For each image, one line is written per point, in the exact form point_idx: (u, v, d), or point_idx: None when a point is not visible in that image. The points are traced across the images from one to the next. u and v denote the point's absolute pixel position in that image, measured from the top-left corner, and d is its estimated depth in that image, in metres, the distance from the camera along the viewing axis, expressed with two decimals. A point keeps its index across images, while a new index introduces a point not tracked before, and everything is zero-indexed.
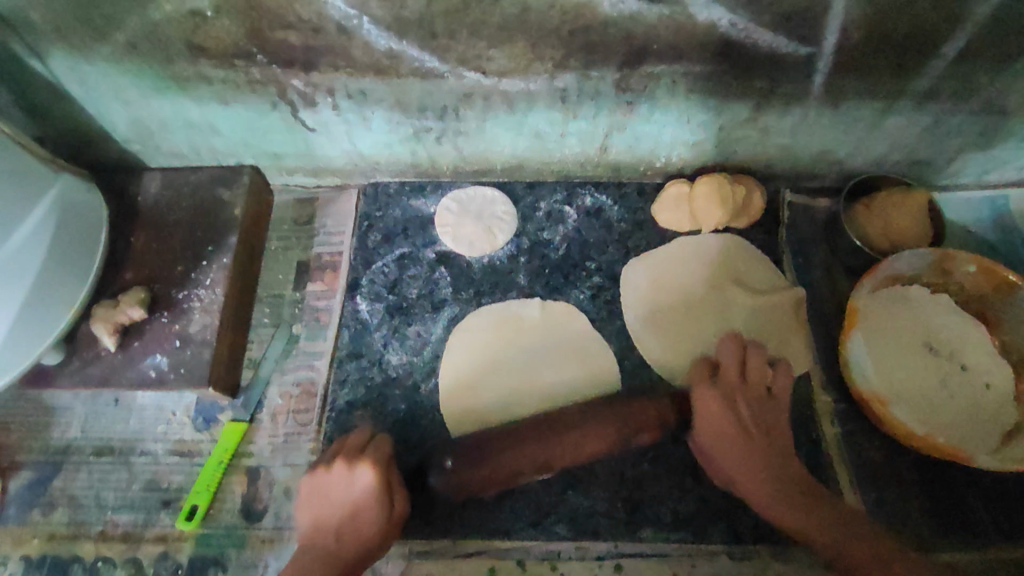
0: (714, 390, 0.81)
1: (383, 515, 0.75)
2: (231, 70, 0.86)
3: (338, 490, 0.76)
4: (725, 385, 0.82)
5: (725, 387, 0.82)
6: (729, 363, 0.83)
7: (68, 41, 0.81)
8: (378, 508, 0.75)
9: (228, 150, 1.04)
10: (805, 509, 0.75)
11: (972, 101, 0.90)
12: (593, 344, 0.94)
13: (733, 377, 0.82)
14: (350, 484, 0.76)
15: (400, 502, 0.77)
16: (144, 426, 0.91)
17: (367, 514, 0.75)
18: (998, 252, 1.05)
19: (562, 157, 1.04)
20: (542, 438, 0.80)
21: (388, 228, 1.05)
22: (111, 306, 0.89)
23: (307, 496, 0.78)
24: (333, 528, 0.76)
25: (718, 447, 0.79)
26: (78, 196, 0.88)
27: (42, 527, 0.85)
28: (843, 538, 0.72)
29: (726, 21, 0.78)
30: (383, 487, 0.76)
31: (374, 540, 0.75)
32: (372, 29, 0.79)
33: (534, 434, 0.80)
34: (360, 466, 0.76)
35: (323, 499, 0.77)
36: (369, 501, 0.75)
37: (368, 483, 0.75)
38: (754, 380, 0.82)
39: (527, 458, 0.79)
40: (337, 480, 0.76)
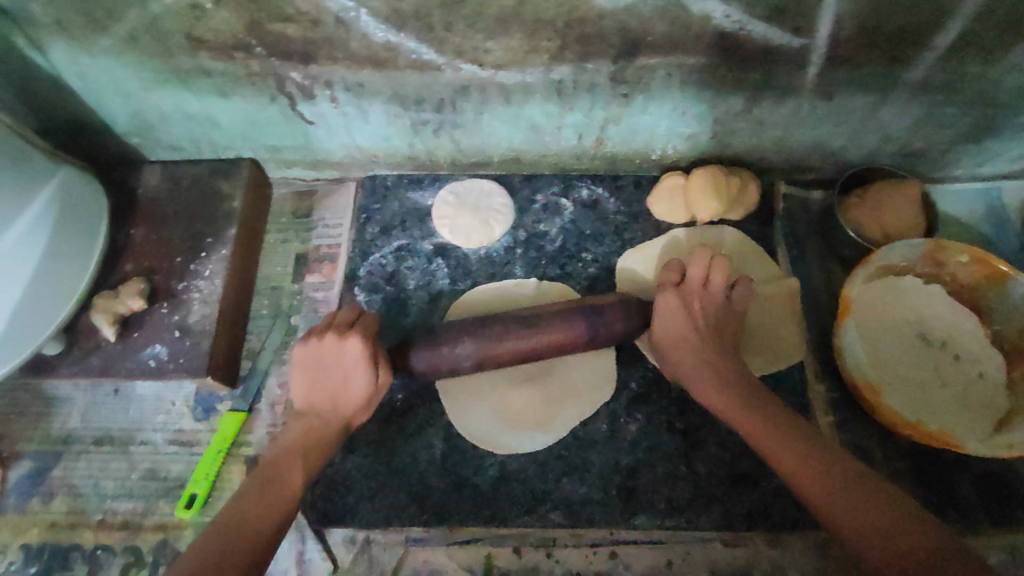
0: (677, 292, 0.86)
1: (368, 381, 0.78)
2: (230, 62, 0.87)
3: (329, 360, 0.79)
4: (686, 292, 0.87)
5: (689, 294, 0.87)
6: (694, 269, 0.88)
7: (68, 34, 0.82)
8: (365, 375, 0.78)
9: (227, 142, 1.04)
10: (786, 450, 0.72)
11: (964, 93, 0.91)
12: None
13: (697, 284, 0.87)
14: (340, 352, 0.78)
15: (383, 375, 0.81)
16: (143, 416, 0.91)
17: (354, 378, 0.78)
18: (992, 243, 1.06)
19: (559, 150, 1.05)
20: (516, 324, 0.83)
21: (386, 221, 1.05)
22: (111, 297, 0.89)
23: (299, 368, 0.81)
24: (324, 398, 0.79)
25: (678, 347, 0.84)
26: (78, 186, 0.89)
27: (42, 516, 0.86)
28: (822, 468, 0.70)
29: (720, 13, 0.79)
30: (366, 355, 0.78)
31: (358, 406, 0.79)
32: (369, 21, 0.80)
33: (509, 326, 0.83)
34: (353, 337, 0.78)
35: (315, 372, 0.79)
36: (357, 367, 0.78)
37: (357, 352, 0.78)
38: (715, 287, 0.87)
39: (501, 345, 0.82)
40: (329, 349, 0.79)
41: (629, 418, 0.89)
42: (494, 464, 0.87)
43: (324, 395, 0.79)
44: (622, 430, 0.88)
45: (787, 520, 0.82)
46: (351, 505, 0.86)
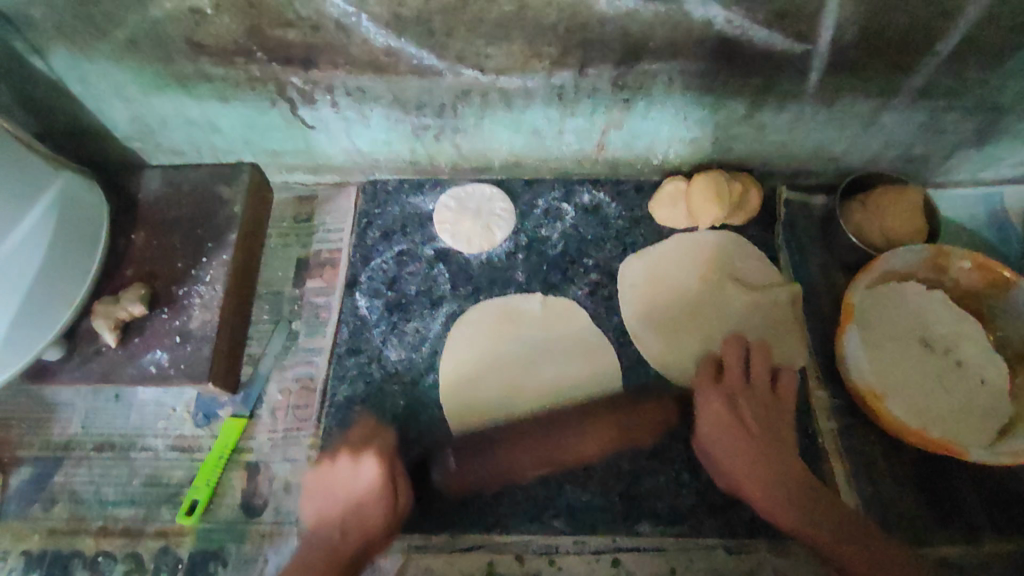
0: (716, 389, 0.83)
1: (386, 508, 0.78)
2: (230, 67, 0.86)
3: (344, 484, 0.79)
4: (729, 388, 0.83)
5: (728, 390, 0.83)
6: (732, 358, 0.85)
7: (69, 39, 0.82)
8: (382, 505, 0.77)
9: (228, 147, 1.04)
10: (846, 544, 0.73)
11: (966, 97, 0.91)
12: (592, 340, 0.95)
13: (738, 376, 0.84)
14: (355, 476, 0.79)
15: (403, 498, 0.80)
16: (144, 422, 0.91)
17: (370, 505, 0.78)
18: (993, 249, 1.06)
19: (560, 155, 1.05)
20: (539, 439, 0.84)
21: (387, 226, 1.05)
22: (112, 302, 0.89)
23: (314, 489, 0.80)
24: (338, 523, 0.78)
25: (721, 448, 0.80)
26: (80, 192, 0.88)
27: (43, 522, 0.86)
28: (879, 574, 0.71)
29: (722, 18, 0.79)
30: (386, 481, 0.78)
31: (379, 532, 0.77)
32: (370, 26, 0.80)
33: (532, 437, 0.84)
34: (366, 460, 0.79)
35: (326, 494, 0.79)
36: (372, 492, 0.77)
37: (372, 476, 0.78)
38: (757, 383, 0.84)
39: (525, 458, 0.83)
40: (343, 473, 0.79)
41: None
42: None
43: (341, 520, 0.78)
44: None
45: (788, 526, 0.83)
46: None
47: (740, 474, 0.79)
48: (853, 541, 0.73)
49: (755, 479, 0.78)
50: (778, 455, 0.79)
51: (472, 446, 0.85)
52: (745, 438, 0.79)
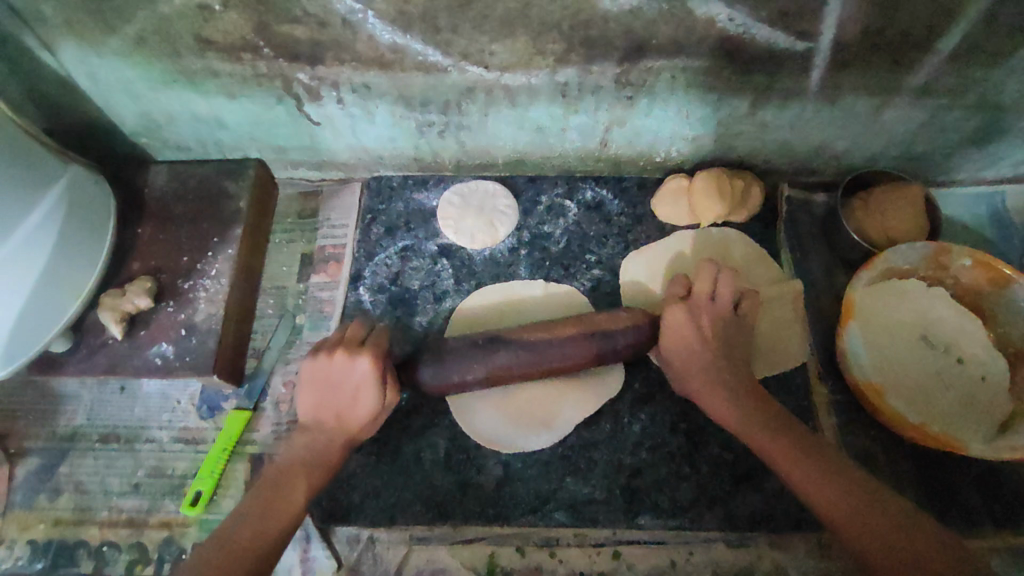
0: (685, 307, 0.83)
1: (378, 400, 0.77)
2: (238, 63, 0.87)
3: (338, 375, 0.78)
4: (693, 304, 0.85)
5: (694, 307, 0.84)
6: (700, 284, 0.86)
7: (78, 35, 0.83)
8: (372, 400, 0.77)
9: (234, 143, 1.05)
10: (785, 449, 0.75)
11: (968, 96, 0.91)
12: None
13: (705, 298, 0.85)
14: (348, 370, 0.78)
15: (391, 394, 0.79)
16: (149, 414, 0.92)
17: (365, 394, 0.77)
18: (994, 247, 1.06)
19: (563, 151, 1.05)
20: (530, 341, 0.82)
21: (391, 221, 1.06)
22: (118, 295, 0.90)
23: (305, 381, 0.79)
24: (332, 412, 0.78)
25: (681, 360, 0.84)
26: (88, 187, 0.89)
27: (49, 512, 0.86)
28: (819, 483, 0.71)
29: (725, 16, 0.79)
30: (380, 375, 0.77)
31: (366, 423, 0.78)
32: (376, 23, 0.81)
33: (524, 340, 0.82)
34: (361, 355, 0.77)
35: (323, 389, 0.79)
36: (370, 384, 0.77)
37: (368, 370, 0.77)
38: (722, 300, 0.85)
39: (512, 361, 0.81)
40: (337, 367, 0.78)
41: (633, 418, 0.89)
42: (498, 464, 0.87)
43: (334, 408, 0.78)
44: (626, 429, 0.89)
45: (789, 521, 0.83)
46: (356, 503, 0.87)
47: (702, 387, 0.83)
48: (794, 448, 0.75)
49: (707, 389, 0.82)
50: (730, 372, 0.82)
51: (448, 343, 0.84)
52: (704, 354, 0.83)
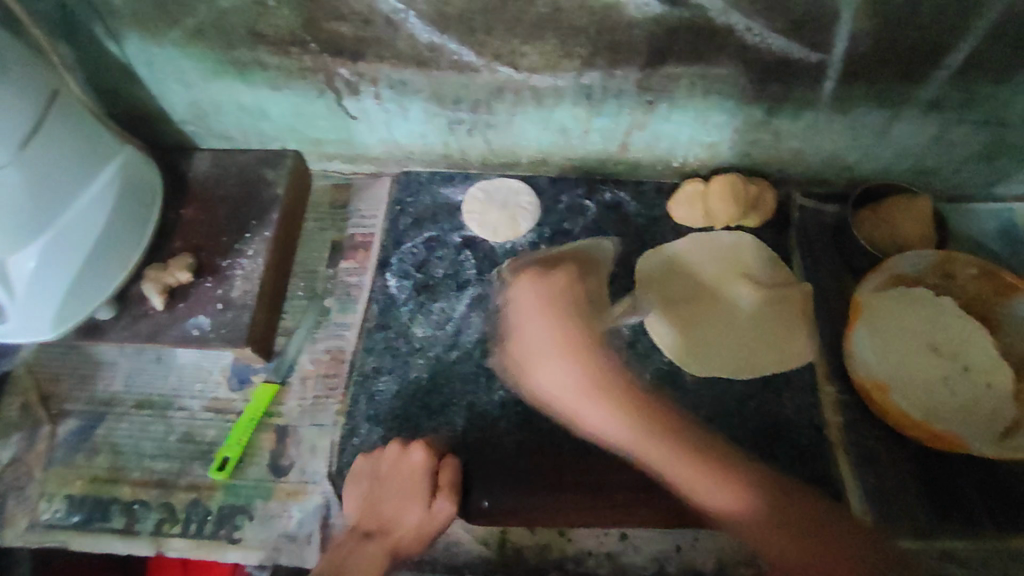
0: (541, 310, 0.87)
1: (427, 504, 0.81)
2: (285, 57, 0.94)
3: (390, 469, 0.84)
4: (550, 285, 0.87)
5: (542, 288, 0.87)
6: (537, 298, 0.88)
7: (142, 26, 0.90)
8: (420, 502, 0.81)
9: (274, 134, 1.11)
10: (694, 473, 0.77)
11: (976, 112, 0.95)
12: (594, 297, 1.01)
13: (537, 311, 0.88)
14: (399, 461, 0.84)
15: (443, 503, 0.81)
16: (183, 383, 0.97)
17: (412, 496, 0.81)
18: (1003, 262, 1.09)
19: (585, 154, 1.10)
20: (588, 502, 0.86)
21: (418, 213, 1.11)
22: (162, 269, 0.95)
23: (358, 478, 0.85)
24: (381, 506, 0.82)
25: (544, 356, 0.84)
26: (139, 167, 0.95)
27: (86, 470, 0.91)
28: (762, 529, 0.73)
29: (743, 26, 0.85)
30: (428, 477, 0.83)
31: (412, 532, 0.80)
32: (416, 23, 0.87)
33: (581, 498, 0.86)
34: (414, 447, 0.85)
35: (373, 491, 0.83)
36: (418, 478, 0.83)
37: (419, 464, 0.83)
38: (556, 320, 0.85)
39: (566, 516, 0.85)
40: (389, 457, 0.84)
41: None
42: (513, 443, 0.91)
43: (382, 507, 0.82)
44: None
45: None
46: None
47: (565, 376, 0.83)
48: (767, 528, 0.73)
49: (593, 412, 0.81)
50: (583, 338, 0.84)
51: (515, 479, 0.88)
52: (579, 339, 0.84)
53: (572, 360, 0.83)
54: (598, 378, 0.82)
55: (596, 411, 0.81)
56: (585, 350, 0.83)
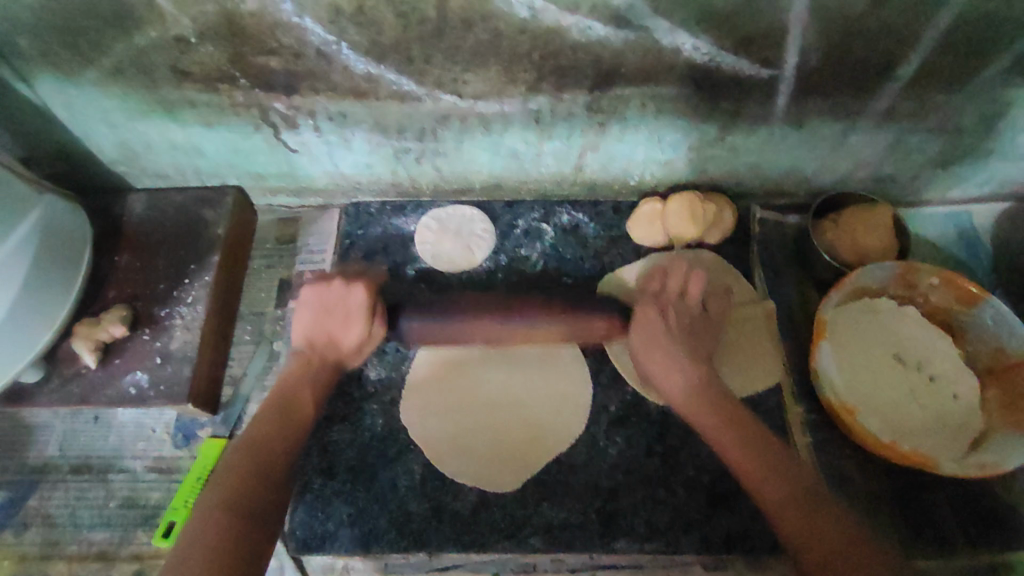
0: (648, 303, 0.88)
1: (366, 331, 0.82)
2: (214, 93, 0.89)
3: (337, 301, 0.82)
4: (663, 300, 0.89)
5: (658, 299, 0.89)
6: (641, 314, 0.87)
7: (56, 68, 0.84)
8: (361, 328, 0.82)
9: (212, 170, 1.06)
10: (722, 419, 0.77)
11: (929, 120, 0.94)
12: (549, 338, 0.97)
13: (648, 319, 0.87)
14: (344, 295, 0.82)
15: (379, 327, 0.84)
16: (123, 444, 0.91)
17: (353, 325, 0.82)
18: (963, 266, 1.09)
19: (539, 176, 1.07)
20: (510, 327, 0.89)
21: (369, 246, 1.07)
22: (93, 324, 0.90)
23: (309, 301, 0.83)
24: (327, 334, 0.82)
25: (654, 352, 0.85)
26: (63, 216, 0.89)
27: (16, 548, 0.85)
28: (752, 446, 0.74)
29: (690, 46, 0.82)
30: (371, 307, 0.82)
31: (353, 353, 0.83)
32: (350, 54, 0.82)
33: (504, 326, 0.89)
34: (359, 284, 0.82)
35: (318, 314, 0.82)
36: (360, 309, 0.81)
37: (363, 300, 0.82)
38: (647, 311, 0.87)
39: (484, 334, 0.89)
40: (333, 290, 0.82)
41: (609, 441, 0.90)
42: (474, 487, 0.86)
43: (322, 332, 0.82)
44: (602, 452, 0.89)
45: (766, 542, 0.83)
46: (330, 529, 0.85)
47: (665, 369, 0.84)
48: (745, 435, 0.75)
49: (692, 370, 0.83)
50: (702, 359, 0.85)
51: (478, 527, 0.84)
52: (662, 333, 0.85)
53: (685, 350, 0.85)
54: (698, 390, 0.81)
55: (675, 375, 0.83)
56: (704, 381, 0.82)
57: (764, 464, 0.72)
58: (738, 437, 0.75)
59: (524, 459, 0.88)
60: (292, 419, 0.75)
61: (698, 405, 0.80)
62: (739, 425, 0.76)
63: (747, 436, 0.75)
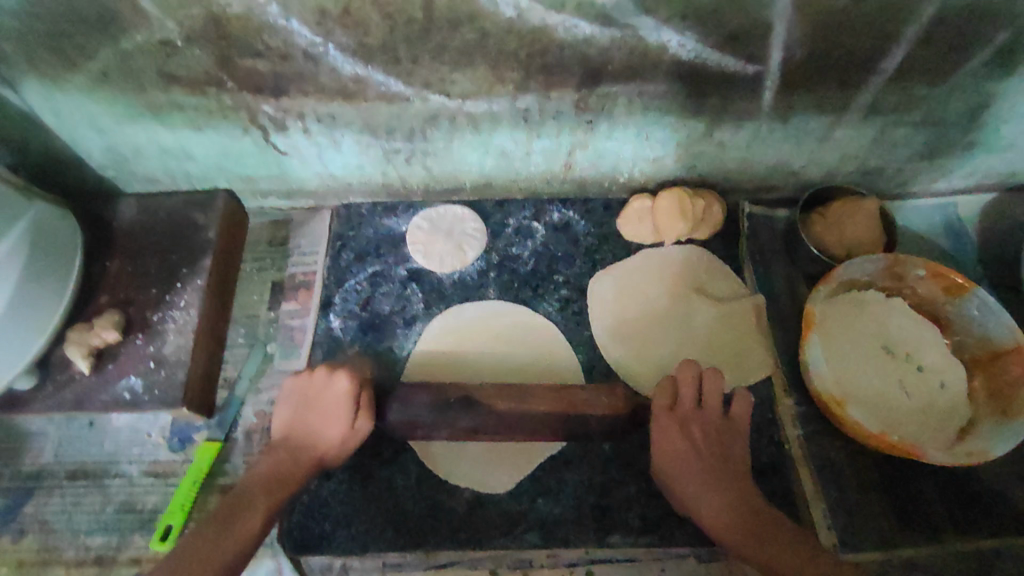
0: (660, 403, 0.82)
1: (346, 426, 0.78)
2: (202, 96, 0.89)
3: (319, 393, 0.81)
4: (678, 408, 0.81)
5: (671, 398, 0.82)
6: (655, 404, 0.82)
7: (42, 73, 0.84)
8: (339, 426, 0.78)
9: (202, 174, 1.06)
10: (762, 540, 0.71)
11: (913, 113, 0.95)
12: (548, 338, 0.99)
13: (662, 413, 0.81)
14: (327, 384, 0.81)
15: (363, 423, 0.79)
16: (119, 449, 0.92)
17: (334, 419, 0.79)
18: (949, 257, 1.10)
19: (529, 175, 1.08)
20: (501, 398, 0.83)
21: (361, 247, 1.07)
22: (86, 329, 0.90)
23: (291, 395, 0.82)
24: (305, 429, 0.79)
25: (673, 460, 0.78)
26: (53, 222, 0.89)
27: (13, 554, 0.86)
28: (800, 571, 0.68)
29: (676, 43, 0.83)
30: (352, 400, 0.79)
31: (332, 451, 0.79)
32: (338, 55, 0.82)
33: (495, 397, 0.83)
34: (342, 373, 0.81)
35: (301, 406, 0.81)
36: (340, 403, 0.79)
37: (346, 389, 0.80)
38: (660, 408, 0.81)
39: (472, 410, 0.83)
40: (317, 382, 0.81)
41: (602, 436, 0.91)
42: (469, 486, 0.87)
43: (303, 429, 0.79)
44: (595, 448, 0.90)
45: None
46: (328, 530, 0.86)
47: (688, 484, 0.77)
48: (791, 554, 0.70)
49: (716, 484, 0.76)
50: (729, 477, 0.77)
51: (474, 524, 0.85)
52: (676, 436, 0.79)
53: (710, 471, 0.77)
54: (727, 508, 0.74)
55: (700, 488, 0.76)
56: (731, 495, 0.75)
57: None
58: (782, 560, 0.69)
59: (525, 451, 0.89)
60: (240, 541, 0.70)
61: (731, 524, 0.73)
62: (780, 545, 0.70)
63: (786, 556, 0.69)
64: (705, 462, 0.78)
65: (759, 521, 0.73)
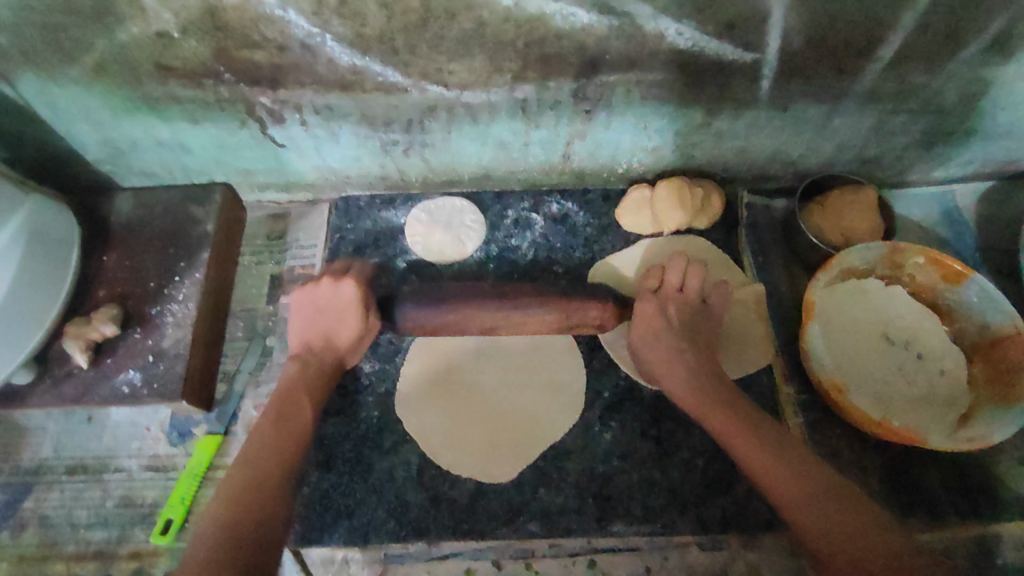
0: (648, 295, 0.90)
1: (359, 323, 0.87)
2: (199, 89, 0.88)
3: (328, 298, 0.87)
4: (662, 294, 0.91)
5: (657, 295, 0.90)
6: (642, 304, 0.90)
7: (37, 66, 0.83)
8: (353, 326, 0.87)
9: (199, 167, 1.05)
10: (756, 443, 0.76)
11: (911, 101, 0.95)
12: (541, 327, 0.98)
13: (649, 305, 0.89)
14: (334, 292, 0.87)
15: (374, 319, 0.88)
16: (118, 443, 0.91)
17: (345, 319, 0.87)
18: (947, 245, 1.10)
19: (527, 166, 1.07)
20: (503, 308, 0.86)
21: (359, 239, 1.07)
22: (84, 324, 0.89)
23: (302, 305, 0.89)
24: (323, 333, 0.88)
25: (659, 353, 0.87)
26: (50, 217, 0.88)
27: (13, 549, 0.86)
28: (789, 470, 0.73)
29: (674, 31, 0.82)
30: (360, 302, 0.86)
31: (349, 348, 0.88)
32: (335, 46, 0.82)
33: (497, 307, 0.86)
34: (347, 281, 0.86)
35: (316, 312, 0.88)
36: (349, 306, 0.86)
37: (350, 295, 0.86)
38: (646, 303, 0.89)
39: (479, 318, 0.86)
40: (325, 290, 0.87)
41: (604, 426, 0.90)
42: (470, 477, 0.87)
43: (321, 329, 0.88)
44: (596, 438, 0.90)
45: (761, 521, 0.84)
46: (329, 523, 0.85)
47: (677, 378, 0.85)
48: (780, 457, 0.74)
49: (706, 385, 0.84)
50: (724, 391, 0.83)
51: (475, 516, 0.85)
52: (662, 327, 0.88)
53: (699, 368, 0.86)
54: (716, 407, 0.81)
55: (685, 383, 0.84)
56: (726, 401, 0.82)
57: (798, 483, 0.71)
58: (780, 463, 0.74)
59: (523, 443, 0.89)
60: (263, 450, 0.76)
61: (728, 427, 0.79)
62: (772, 447, 0.75)
63: (783, 457, 0.74)
64: (693, 373, 0.85)
65: (758, 429, 0.78)
